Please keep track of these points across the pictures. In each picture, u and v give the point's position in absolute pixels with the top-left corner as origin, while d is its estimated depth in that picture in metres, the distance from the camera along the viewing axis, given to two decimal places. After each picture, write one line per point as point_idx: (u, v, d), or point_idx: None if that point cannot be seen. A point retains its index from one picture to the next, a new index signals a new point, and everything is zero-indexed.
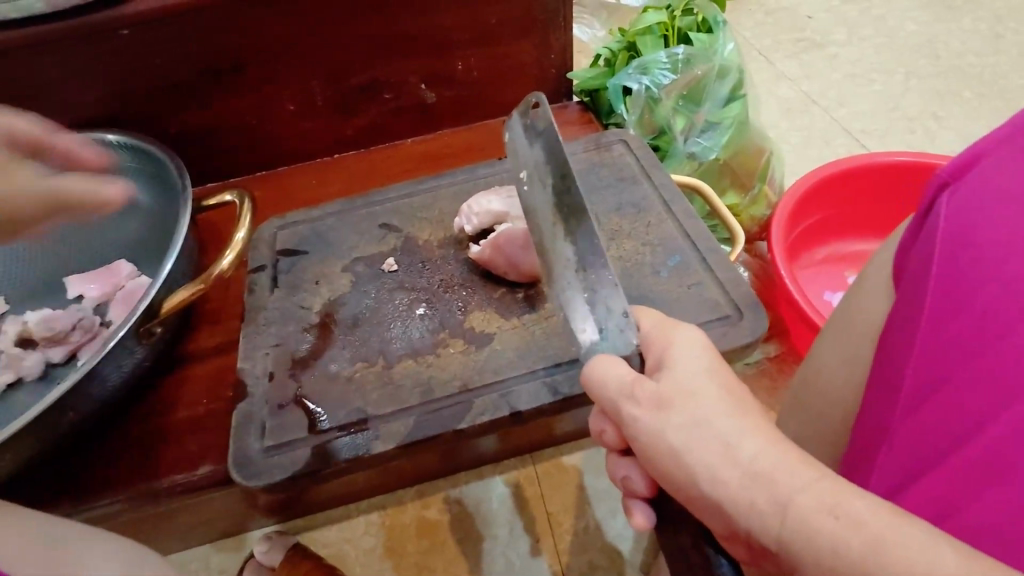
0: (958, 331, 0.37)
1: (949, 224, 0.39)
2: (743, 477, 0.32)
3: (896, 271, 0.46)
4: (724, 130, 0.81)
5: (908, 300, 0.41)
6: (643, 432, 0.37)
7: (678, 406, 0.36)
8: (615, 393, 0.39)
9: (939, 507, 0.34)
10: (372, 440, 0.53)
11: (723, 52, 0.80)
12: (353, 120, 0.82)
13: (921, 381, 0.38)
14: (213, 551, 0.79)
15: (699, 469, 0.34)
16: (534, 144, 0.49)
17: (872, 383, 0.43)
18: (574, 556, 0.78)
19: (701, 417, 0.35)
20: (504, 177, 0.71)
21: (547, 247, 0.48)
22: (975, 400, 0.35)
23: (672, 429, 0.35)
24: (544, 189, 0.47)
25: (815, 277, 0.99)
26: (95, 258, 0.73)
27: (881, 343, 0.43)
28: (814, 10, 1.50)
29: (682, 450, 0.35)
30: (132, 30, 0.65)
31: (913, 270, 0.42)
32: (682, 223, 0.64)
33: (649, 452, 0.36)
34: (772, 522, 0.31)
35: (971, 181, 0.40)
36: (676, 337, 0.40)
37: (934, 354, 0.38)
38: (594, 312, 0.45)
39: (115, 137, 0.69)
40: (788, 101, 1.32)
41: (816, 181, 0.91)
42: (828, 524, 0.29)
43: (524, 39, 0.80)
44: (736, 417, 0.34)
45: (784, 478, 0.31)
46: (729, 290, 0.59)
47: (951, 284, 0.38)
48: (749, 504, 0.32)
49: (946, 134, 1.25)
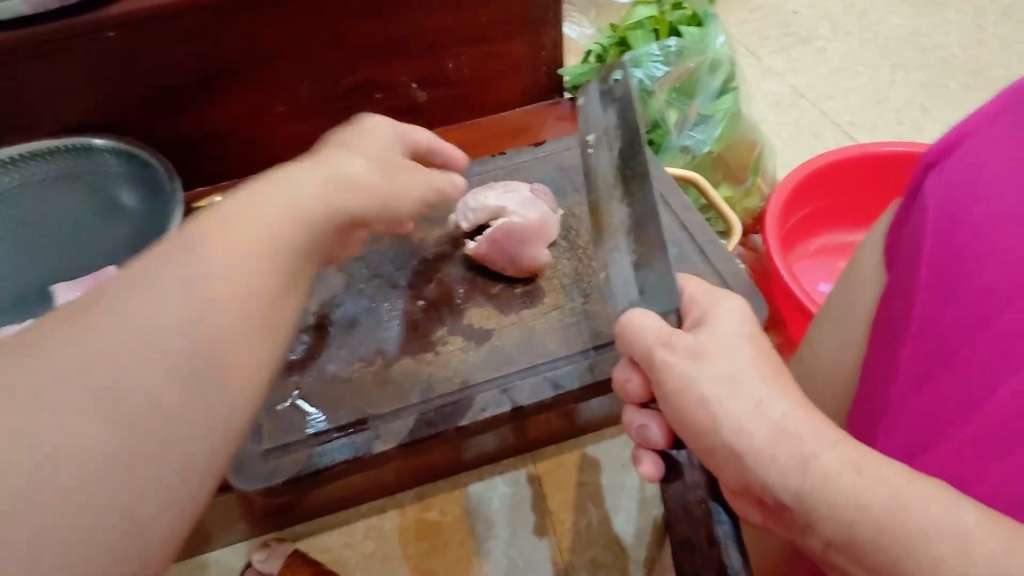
0: (953, 310, 0.37)
1: (938, 206, 0.40)
2: (769, 434, 0.34)
3: (889, 252, 0.46)
4: (717, 122, 0.81)
5: (905, 281, 0.42)
6: (673, 380, 0.38)
7: (716, 359, 0.37)
8: (652, 340, 0.40)
9: (955, 477, 0.35)
10: (371, 440, 0.52)
11: (715, 45, 0.81)
12: (343, 120, 0.81)
13: (926, 360, 0.38)
14: (209, 561, 0.78)
15: (725, 421, 0.35)
16: (608, 111, 0.54)
17: (878, 363, 0.44)
18: (578, 553, 0.78)
19: (735, 374, 0.36)
20: (498, 173, 0.70)
21: (602, 209, 0.51)
22: (973, 377, 0.35)
23: (708, 381, 0.37)
24: (610, 153, 0.51)
25: (808, 268, 1.00)
26: (85, 266, 0.72)
27: (885, 323, 0.44)
28: (800, 5, 1.51)
29: (716, 400, 0.36)
30: (117, 32, 0.64)
31: (907, 251, 0.42)
32: (678, 215, 0.64)
33: (676, 399, 0.38)
34: (795, 476, 0.33)
35: (957, 161, 0.40)
36: (721, 303, 0.40)
37: (931, 334, 0.38)
38: (637, 274, 0.46)
39: (103, 142, 0.67)
40: (777, 96, 1.33)
41: (808, 173, 0.92)
42: (850, 479, 0.32)
43: (514, 36, 0.80)
44: (769, 382, 0.36)
45: (810, 439, 0.33)
46: (726, 280, 0.59)
47: (942, 264, 0.38)
48: (773, 463, 0.34)
49: (933, 126, 1.26)
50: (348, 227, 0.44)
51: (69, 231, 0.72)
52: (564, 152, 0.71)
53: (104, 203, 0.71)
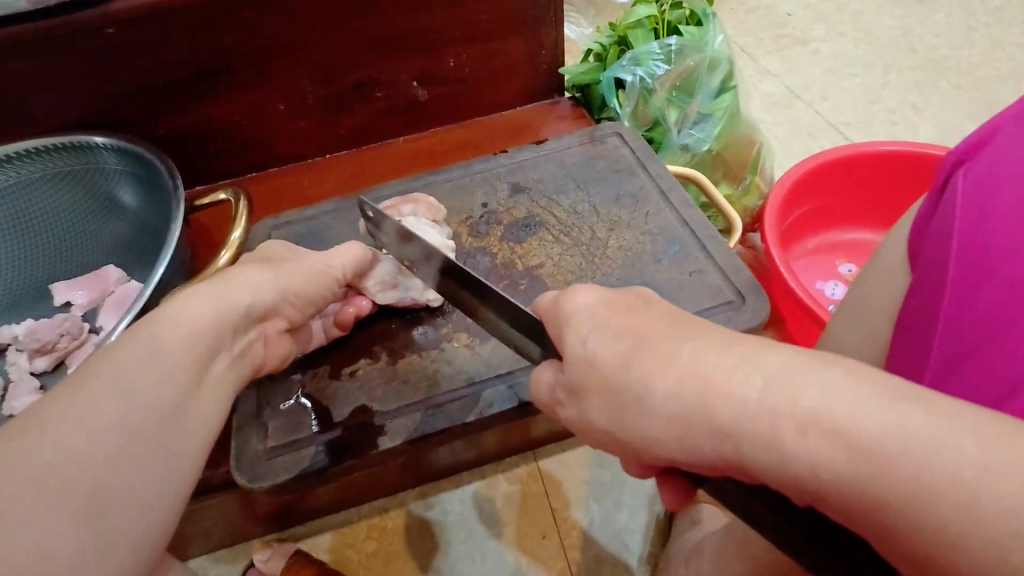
0: (985, 301, 0.38)
1: (965, 203, 0.42)
2: (675, 428, 0.31)
3: (914, 251, 0.48)
4: (716, 121, 0.82)
5: (931, 274, 0.43)
6: (581, 424, 0.38)
7: (587, 390, 0.36)
8: (548, 397, 0.40)
9: None
10: (378, 437, 0.52)
11: (715, 45, 0.81)
12: (344, 118, 0.81)
13: (954, 352, 0.39)
14: (211, 562, 0.77)
15: (638, 437, 0.33)
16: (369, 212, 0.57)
17: (903, 361, 0.44)
18: (582, 551, 0.78)
19: (615, 391, 0.34)
20: (501, 171, 0.70)
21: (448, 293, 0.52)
22: (1010, 365, 0.35)
23: (598, 359, 0.35)
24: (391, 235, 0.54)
25: (805, 265, 1.01)
26: (78, 264, 0.72)
27: (909, 318, 0.44)
28: (794, 7, 1.53)
29: (616, 427, 0.35)
30: (117, 28, 0.64)
31: (933, 248, 0.44)
32: (680, 212, 0.64)
33: (598, 440, 0.37)
34: (732, 453, 0.30)
35: (986, 162, 0.42)
36: (563, 318, 0.38)
37: (961, 323, 0.39)
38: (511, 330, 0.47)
39: (102, 140, 0.67)
40: (771, 96, 1.34)
41: (807, 171, 0.92)
42: (794, 442, 0.28)
43: (515, 34, 0.80)
44: (636, 371, 0.33)
45: (718, 408, 0.30)
46: (730, 275, 0.59)
47: (973, 257, 0.40)
48: (700, 452, 0.31)
49: (925, 125, 1.28)
50: (252, 322, 0.47)
51: (64, 229, 0.71)
52: (566, 150, 0.72)
53: (102, 202, 0.70)
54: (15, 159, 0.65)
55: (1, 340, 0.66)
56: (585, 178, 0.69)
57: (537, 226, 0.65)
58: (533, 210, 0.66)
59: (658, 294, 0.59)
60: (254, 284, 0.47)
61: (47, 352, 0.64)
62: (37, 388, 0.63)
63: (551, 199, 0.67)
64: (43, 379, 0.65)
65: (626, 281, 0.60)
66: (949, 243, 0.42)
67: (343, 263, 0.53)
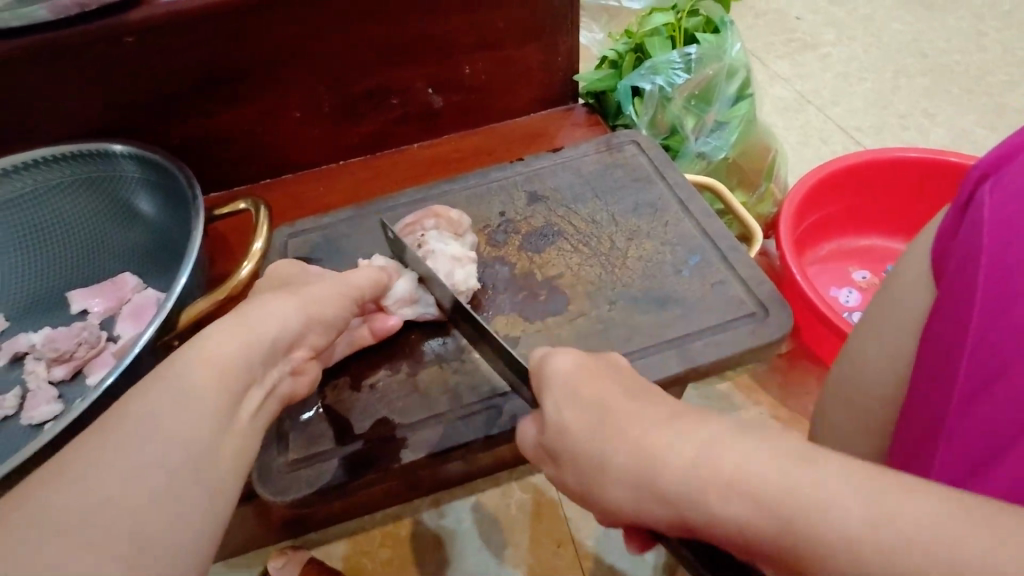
0: (1016, 319, 0.38)
1: (992, 217, 0.42)
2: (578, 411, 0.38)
3: (938, 267, 0.47)
4: (732, 129, 0.82)
5: (956, 289, 0.43)
6: None
7: None
8: None
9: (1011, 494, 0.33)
10: (400, 450, 0.51)
11: (732, 52, 0.81)
12: (359, 125, 0.81)
13: (983, 372, 0.38)
14: (226, 570, 0.77)
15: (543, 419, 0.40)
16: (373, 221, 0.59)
17: (928, 377, 0.43)
18: (597, 560, 0.77)
19: (531, 383, 0.41)
20: (519, 180, 0.70)
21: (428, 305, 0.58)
22: None
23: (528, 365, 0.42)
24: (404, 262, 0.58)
25: (819, 271, 1.00)
26: (96, 272, 0.72)
27: (933, 336, 0.44)
28: (803, 11, 1.53)
29: (517, 410, 0.42)
30: (136, 37, 0.64)
31: (957, 265, 0.44)
32: (699, 222, 0.64)
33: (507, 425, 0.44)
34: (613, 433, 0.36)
35: (1012, 175, 0.42)
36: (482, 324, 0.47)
37: (991, 342, 0.38)
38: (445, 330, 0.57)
39: (120, 148, 0.66)
40: (782, 101, 1.34)
41: (821, 178, 0.92)
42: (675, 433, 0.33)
43: (531, 41, 0.80)
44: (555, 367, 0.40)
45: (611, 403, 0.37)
46: (752, 287, 0.59)
47: (1001, 276, 0.40)
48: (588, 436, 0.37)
49: (937, 131, 1.28)
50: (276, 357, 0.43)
51: (82, 237, 0.71)
52: (582, 158, 0.71)
53: (119, 209, 0.70)
54: (33, 167, 0.65)
55: (19, 347, 0.66)
56: (603, 187, 0.69)
57: (555, 235, 0.65)
58: (551, 219, 0.66)
59: (678, 305, 0.58)
60: (275, 314, 0.44)
61: (65, 360, 0.64)
62: (55, 397, 0.63)
63: (569, 208, 0.67)
64: (62, 388, 0.65)
65: (646, 292, 0.59)
66: (976, 260, 0.42)
67: (360, 285, 0.52)
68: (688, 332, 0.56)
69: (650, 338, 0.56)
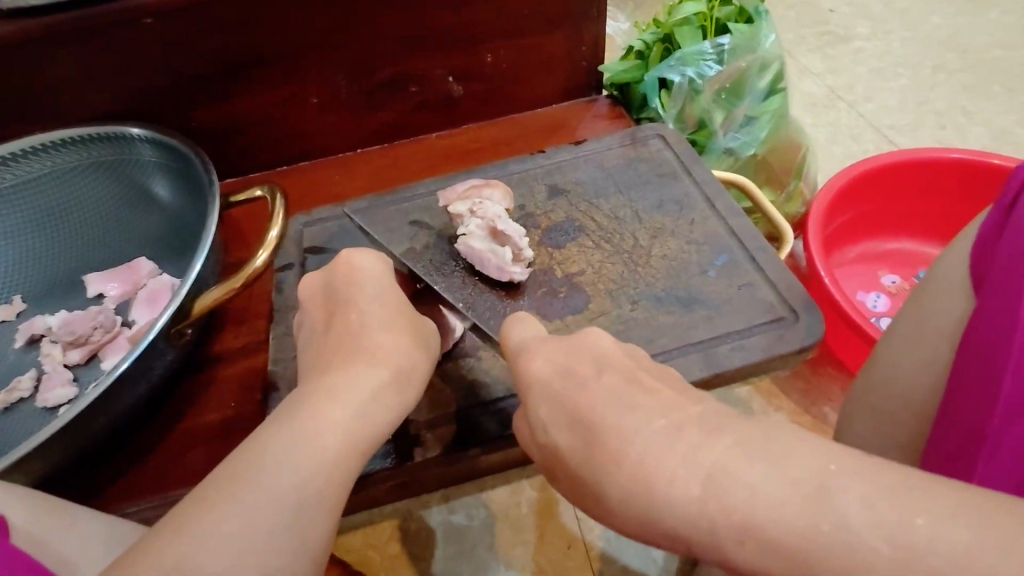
0: None
1: None
2: None
3: (977, 276, 0.46)
4: (763, 124, 0.80)
5: (998, 298, 0.42)
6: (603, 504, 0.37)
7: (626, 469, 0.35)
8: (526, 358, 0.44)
9: None
10: (415, 448, 0.50)
11: (766, 43, 0.78)
12: (376, 113, 0.79)
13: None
14: None
15: None
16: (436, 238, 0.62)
17: (968, 384, 0.43)
18: (607, 562, 0.77)
19: None
20: (539, 173, 0.68)
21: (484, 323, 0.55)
22: None
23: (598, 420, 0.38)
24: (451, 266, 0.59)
25: (846, 275, 0.97)
26: (112, 256, 0.71)
27: (965, 341, 0.44)
28: (836, 3, 1.47)
29: None
30: (155, 19, 0.63)
31: (1003, 271, 0.43)
32: (728, 221, 0.62)
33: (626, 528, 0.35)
34: None
35: None
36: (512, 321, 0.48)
37: None
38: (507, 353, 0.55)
39: (138, 131, 0.66)
40: (812, 97, 1.29)
41: (853, 178, 0.89)
42: None
43: (555, 29, 0.77)
44: None
45: None
46: (782, 290, 0.57)
47: None
48: None
49: (976, 130, 1.22)
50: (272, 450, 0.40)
51: (100, 220, 0.71)
52: (605, 151, 0.69)
53: (137, 193, 0.70)
54: (53, 147, 0.66)
55: (36, 329, 0.65)
56: (624, 182, 0.67)
57: (577, 231, 0.62)
58: (572, 214, 0.64)
59: (705, 306, 0.56)
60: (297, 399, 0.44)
61: (81, 344, 0.64)
62: (70, 380, 0.62)
63: (591, 203, 0.65)
64: (76, 372, 0.64)
65: (671, 292, 0.57)
66: None
67: (346, 272, 0.51)
68: (714, 336, 0.54)
69: (674, 340, 0.54)
